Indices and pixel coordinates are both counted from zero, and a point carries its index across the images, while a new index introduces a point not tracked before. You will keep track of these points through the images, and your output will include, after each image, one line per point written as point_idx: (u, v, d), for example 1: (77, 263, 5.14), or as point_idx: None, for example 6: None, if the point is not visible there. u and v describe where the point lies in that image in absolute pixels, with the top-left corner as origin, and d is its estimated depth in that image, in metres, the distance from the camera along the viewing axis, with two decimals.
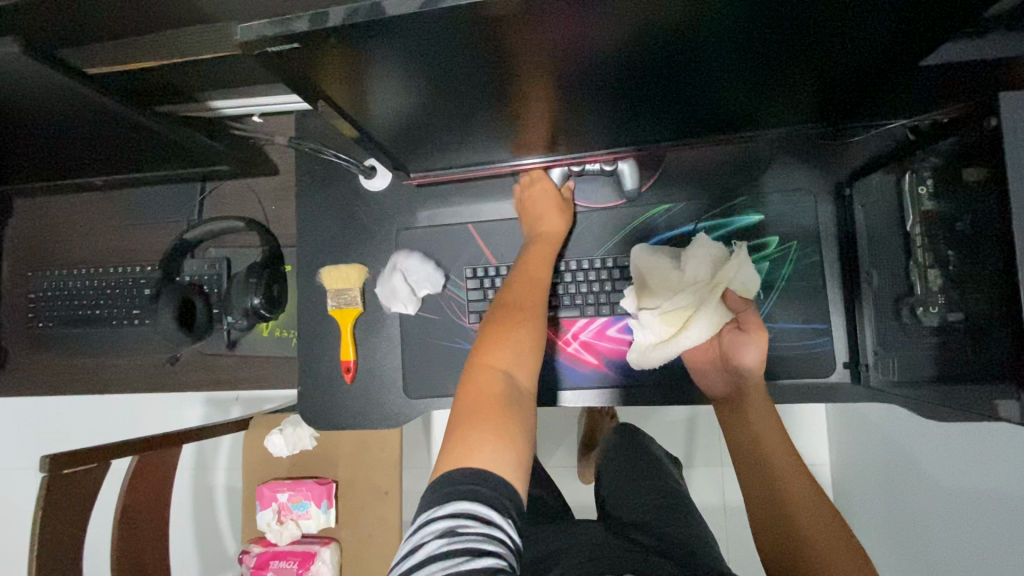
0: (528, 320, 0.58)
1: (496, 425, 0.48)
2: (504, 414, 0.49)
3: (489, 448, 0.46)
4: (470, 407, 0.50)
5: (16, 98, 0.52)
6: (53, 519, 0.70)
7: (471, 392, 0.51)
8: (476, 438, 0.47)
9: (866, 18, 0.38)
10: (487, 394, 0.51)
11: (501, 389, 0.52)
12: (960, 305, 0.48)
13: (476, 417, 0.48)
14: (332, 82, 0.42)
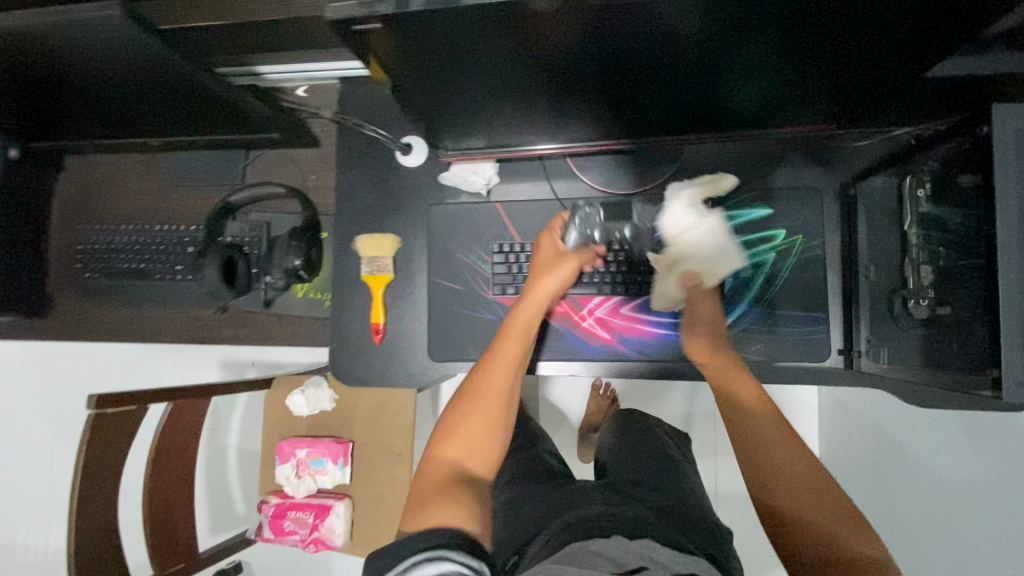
0: (489, 400, 0.64)
1: (445, 495, 0.55)
2: (452, 489, 0.56)
3: (439, 510, 0.53)
4: (424, 485, 0.58)
5: (104, 62, 0.57)
6: (95, 455, 0.75)
7: (425, 475, 0.60)
8: (428, 505, 0.54)
9: (877, 29, 0.43)
10: (438, 475, 0.58)
11: (453, 471, 0.59)
12: (950, 300, 0.53)
13: (426, 491, 0.56)
14: (397, 58, 0.47)
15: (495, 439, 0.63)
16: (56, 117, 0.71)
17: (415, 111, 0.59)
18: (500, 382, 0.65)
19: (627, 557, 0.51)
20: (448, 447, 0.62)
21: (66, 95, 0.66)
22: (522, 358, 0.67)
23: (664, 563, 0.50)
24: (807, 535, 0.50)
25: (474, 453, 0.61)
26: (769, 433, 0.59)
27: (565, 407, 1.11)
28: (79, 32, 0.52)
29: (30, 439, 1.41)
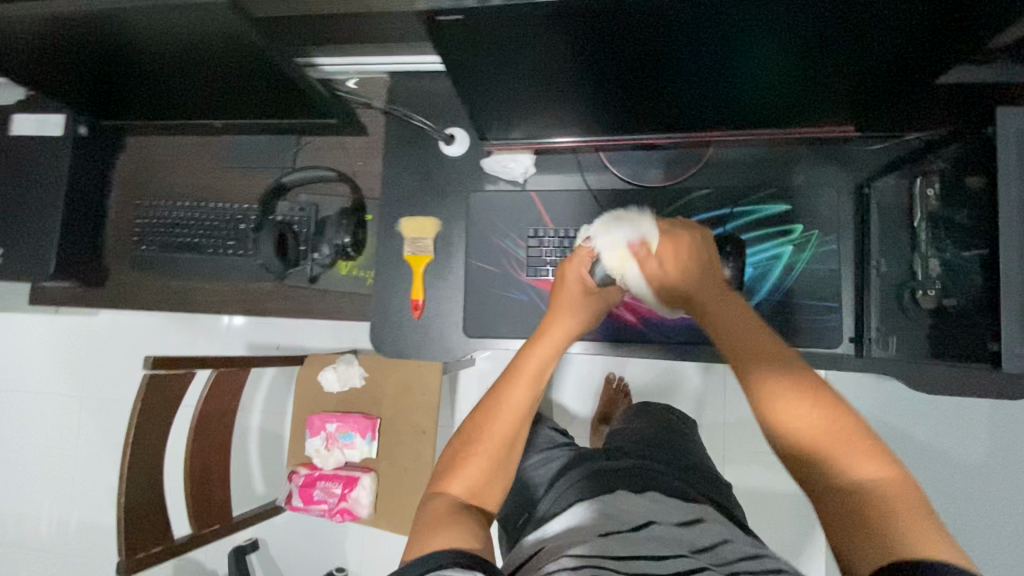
0: (497, 435, 0.56)
1: (448, 525, 0.49)
2: (454, 521, 0.50)
3: (443, 537, 0.47)
4: (424, 523, 0.50)
5: (190, 44, 0.62)
6: (147, 412, 0.80)
7: (423, 514, 0.52)
8: (429, 534, 0.48)
9: (894, 33, 0.48)
10: (438, 512, 0.51)
11: (454, 508, 0.52)
12: (956, 292, 0.58)
13: (427, 525, 0.50)
14: (470, 48, 0.53)
15: (501, 479, 0.56)
16: (142, 97, 0.77)
17: (472, 101, 0.65)
18: (511, 417, 0.57)
19: (638, 510, 0.56)
20: (450, 481, 0.55)
21: (142, 76, 0.71)
22: (538, 394, 0.59)
23: (667, 515, 0.56)
24: (851, 518, 0.44)
25: (479, 492, 0.55)
26: (773, 383, 0.51)
27: (582, 395, 1.15)
28: (171, 20, 0.58)
29: (61, 412, 1.46)
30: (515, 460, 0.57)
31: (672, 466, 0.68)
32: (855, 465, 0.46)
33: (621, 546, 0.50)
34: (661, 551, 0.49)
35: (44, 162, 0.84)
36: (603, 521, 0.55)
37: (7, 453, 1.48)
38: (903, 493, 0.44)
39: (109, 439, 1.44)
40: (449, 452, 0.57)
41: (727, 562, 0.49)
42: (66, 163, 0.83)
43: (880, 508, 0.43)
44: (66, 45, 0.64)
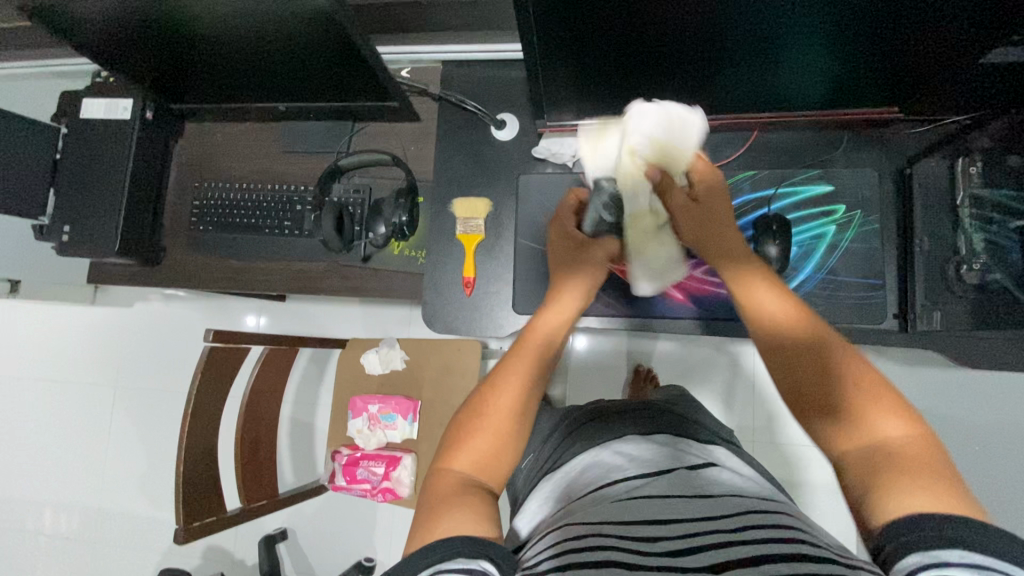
0: (505, 412, 0.55)
1: (458, 503, 0.48)
2: (463, 500, 0.48)
3: (453, 519, 0.46)
4: (430, 502, 0.49)
5: (276, 19, 0.66)
6: (206, 382, 0.83)
7: (428, 492, 0.50)
8: (437, 516, 0.47)
9: (948, 11, 0.51)
10: (446, 490, 0.50)
11: (460, 486, 0.50)
12: (1000, 267, 0.65)
13: (433, 505, 0.48)
14: (546, 19, 0.57)
15: (507, 457, 0.54)
16: (215, 79, 0.81)
17: (536, 83, 0.68)
18: (516, 393, 0.56)
19: (667, 465, 0.58)
20: (453, 458, 0.53)
21: (218, 57, 0.76)
22: (541, 371, 0.59)
23: (677, 461, 0.59)
24: (870, 471, 0.44)
25: (485, 469, 0.53)
26: (803, 347, 0.53)
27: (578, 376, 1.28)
28: None
29: (95, 400, 1.48)
30: (521, 439, 0.56)
31: (707, 430, 0.71)
32: (878, 421, 0.47)
33: (625, 507, 0.50)
34: (658, 498, 0.51)
35: (111, 142, 0.87)
36: (612, 474, 0.58)
37: (41, 442, 1.50)
38: (925, 451, 0.44)
39: (143, 427, 1.46)
40: (453, 427, 0.55)
41: (723, 512, 0.48)
42: (133, 146, 0.87)
43: (903, 463, 0.44)
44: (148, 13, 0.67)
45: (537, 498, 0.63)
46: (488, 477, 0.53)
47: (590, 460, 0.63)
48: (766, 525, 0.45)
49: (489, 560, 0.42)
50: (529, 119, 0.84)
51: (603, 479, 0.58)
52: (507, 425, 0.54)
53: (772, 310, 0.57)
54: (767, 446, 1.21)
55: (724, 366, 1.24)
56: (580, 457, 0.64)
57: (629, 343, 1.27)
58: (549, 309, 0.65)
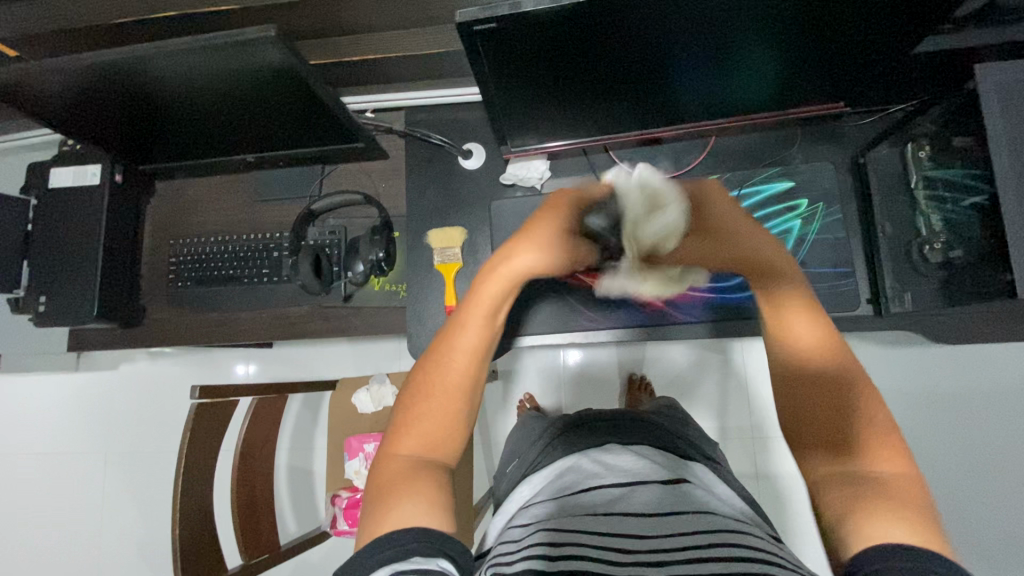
0: (449, 387, 0.54)
1: (409, 490, 0.47)
2: (416, 484, 0.48)
3: (406, 510, 0.46)
4: (378, 490, 0.49)
5: (237, 78, 0.68)
6: (196, 437, 0.82)
7: (376, 480, 0.50)
8: (388, 507, 0.46)
9: (872, 17, 0.55)
10: (396, 475, 0.49)
11: (410, 469, 0.50)
12: (959, 243, 0.66)
13: (383, 493, 0.48)
14: (497, 56, 0.59)
15: (457, 432, 0.54)
16: (183, 137, 0.83)
17: (495, 111, 0.71)
18: (461, 369, 0.55)
19: (649, 472, 0.60)
20: (401, 442, 0.52)
21: (183, 117, 0.77)
22: (489, 338, 0.57)
23: (658, 470, 0.61)
24: (859, 501, 0.44)
25: (435, 448, 0.52)
26: (831, 386, 0.50)
27: (573, 390, 1.27)
28: (221, 56, 0.64)
29: (86, 467, 1.44)
30: (471, 411, 0.55)
31: (693, 445, 0.72)
32: (869, 458, 0.47)
33: (603, 518, 0.51)
34: (635, 508, 0.53)
35: (84, 208, 0.87)
36: (590, 480, 0.59)
37: (33, 519, 1.45)
38: (910, 490, 0.44)
39: (137, 489, 1.43)
40: (398, 407, 0.54)
41: (695, 526, 0.49)
42: (104, 209, 0.87)
43: (894, 499, 0.43)
44: (107, 83, 0.68)
45: (515, 498, 0.64)
46: (438, 453, 0.53)
47: (571, 463, 0.64)
48: (735, 543, 0.45)
49: (448, 556, 0.44)
50: (494, 147, 0.87)
51: (580, 484, 0.59)
52: (452, 401, 0.54)
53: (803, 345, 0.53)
54: (763, 445, 1.22)
55: (713, 369, 1.25)
56: (562, 459, 0.66)
57: (618, 353, 1.28)
58: (497, 275, 0.58)
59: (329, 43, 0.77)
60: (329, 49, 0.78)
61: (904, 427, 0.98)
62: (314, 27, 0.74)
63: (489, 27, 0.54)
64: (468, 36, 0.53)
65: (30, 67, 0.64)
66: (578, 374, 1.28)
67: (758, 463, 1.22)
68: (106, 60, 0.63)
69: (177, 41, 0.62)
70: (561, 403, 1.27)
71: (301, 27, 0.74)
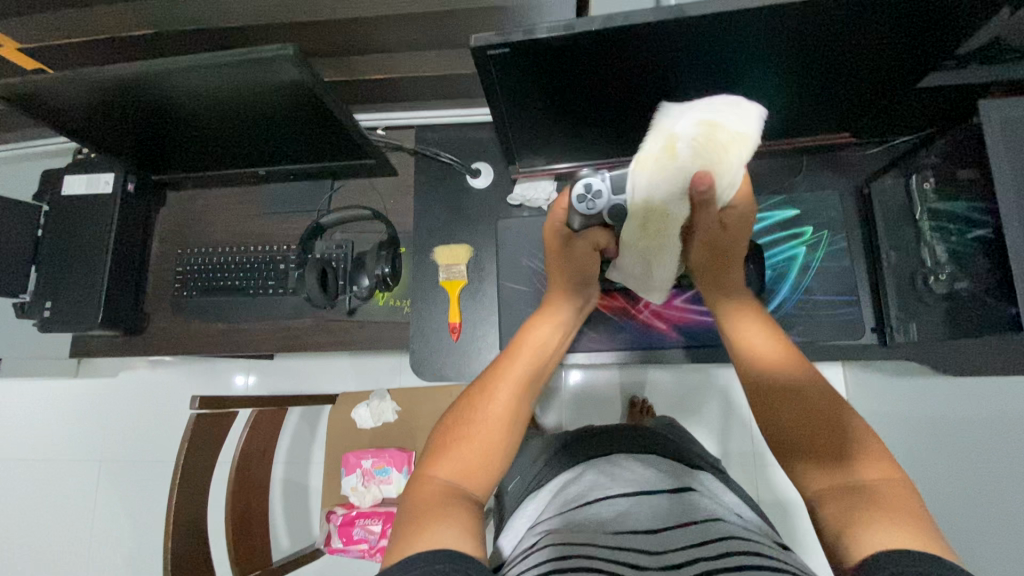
0: (495, 420, 0.54)
1: (444, 515, 0.46)
2: (453, 511, 0.47)
3: (438, 533, 0.44)
4: (413, 511, 0.47)
5: (253, 93, 0.69)
6: (193, 447, 0.81)
7: (410, 500, 0.49)
8: (421, 529, 0.44)
9: (877, 51, 0.56)
10: (431, 498, 0.48)
11: (444, 494, 0.49)
12: (965, 275, 0.67)
13: (417, 516, 0.46)
14: (509, 78, 0.60)
15: (495, 468, 0.53)
16: (197, 148, 0.84)
17: (505, 131, 0.72)
18: (505, 403, 0.56)
19: (657, 484, 0.59)
20: (438, 465, 0.52)
21: (198, 129, 0.79)
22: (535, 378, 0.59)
23: (666, 481, 0.60)
24: (853, 512, 0.44)
25: (472, 479, 0.51)
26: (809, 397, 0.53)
27: (575, 404, 1.26)
28: (239, 70, 0.65)
29: (79, 476, 1.43)
30: (510, 450, 0.55)
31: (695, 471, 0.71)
32: (860, 465, 0.47)
33: (610, 533, 0.50)
34: (644, 524, 0.52)
35: (94, 215, 0.88)
36: (594, 492, 0.58)
37: (22, 528, 1.43)
38: (904, 497, 0.45)
39: (129, 500, 1.41)
40: (442, 431, 0.54)
41: (707, 539, 0.48)
42: (114, 216, 0.88)
43: (886, 507, 0.43)
44: (126, 95, 0.69)
45: (522, 514, 0.63)
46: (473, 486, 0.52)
47: (577, 476, 0.64)
48: (746, 553, 0.45)
49: None
50: (502, 167, 0.88)
51: (586, 496, 0.58)
52: (496, 435, 0.54)
53: (768, 359, 0.58)
54: (762, 471, 1.21)
55: (714, 393, 1.24)
56: (568, 473, 0.65)
57: (620, 375, 1.27)
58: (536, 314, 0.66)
59: (345, 62, 0.80)
60: (345, 68, 0.80)
61: (908, 458, 0.97)
62: (330, 45, 0.76)
63: (502, 53, 0.55)
64: (481, 60, 0.54)
65: (52, 77, 0.65)
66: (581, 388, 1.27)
67: (755, 490, 1.20)
68: (127, 72, 0.65)
69: (199, 57, 0.63)
70: (563, 415, 1.26)
71: (318, 45, 0.77)
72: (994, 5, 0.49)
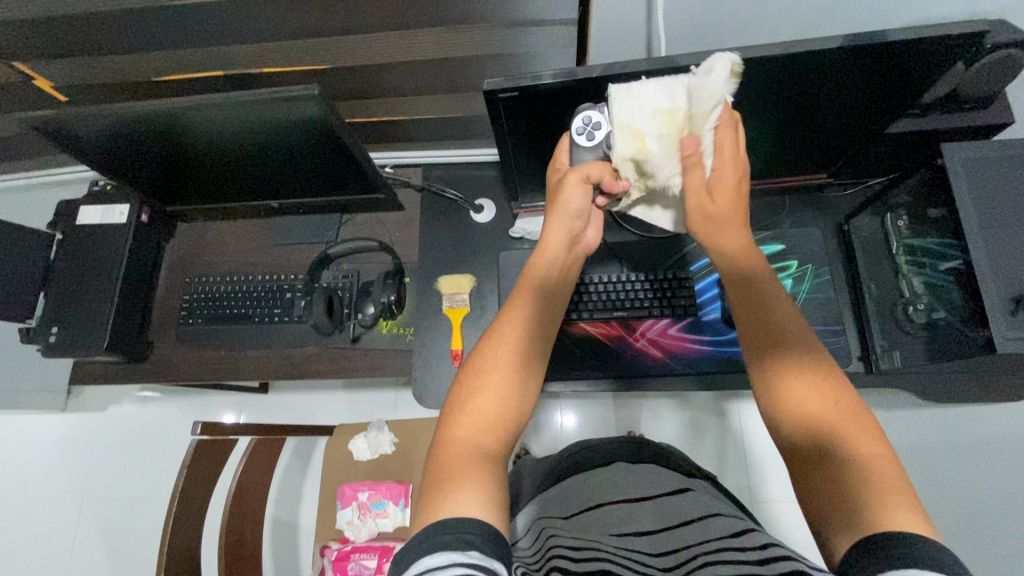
0: (504, 368, 0.53)
1: (467, 478, 0.47)
2: (476, 474, 0.47)
3: (458, 500, 0.45)
4: (437, 471, 0.48)
5: (274, 129, 0.74)
6: (192, 474, 0.81)
7: (433, 463, 0.49)
8: (443, 495, 0.46)
9: (848, 96, 0.61)
10: (454, 460, 0.49)
11: (468, 455, 0.49)
12: (942, 305, 0.71)
13: (441, 479, 0.47)
14: (516, 118, 0.65)
15: (511, 416, 0.53)
16: (214, 181, 0.88)
17: (509, 168, 0.76)
18: (508, 352, 0.54)
19: (657, 488, 0.63)
20: (458, 423, 0.51)
21: (216, 162, 0.83)
22: (535, 322, 0.57)
23: (662, 485, 0.64)
24: (824, 502, 0.46)
25: (490, 433, 0.51)
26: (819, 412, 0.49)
27: (572, 437, 1.27)
28: (262, 107, 0.70)
29: (59, 516, 1.38)
30: (525, 396, 0.54)
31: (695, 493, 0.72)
32: (852, 447, 0.46)
33: (612, 535, 0.54)
34: (646, 526, 0.56)
35: (108, 244, 0.91)
36: (597, 498, 0.62)
37: None
38: (892, 474, 0.45)
39: (109, 541, 1.35)
40: (455, 389, 0.54)
41: (709, 535, 0.51)
42: (127, 245, 0.91)
43: (867, 488, 0.44)
44: (150, 127, 0.73)
45: (522, 518, 0.66)
46: (493, 437, 0.51)
47: (578, 481, 0.68)
48: (740, 547, 0.47)
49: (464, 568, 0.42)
50: (504, 203, 0.93)
51: (588, 502, 0.62)
52: (506, 388, 0.53)
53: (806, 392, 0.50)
54: (760, 508, 1.21)
55: (708, 429, 1.26)
56: (568, 480, 0.69)
57: (617, 409, 1.28)
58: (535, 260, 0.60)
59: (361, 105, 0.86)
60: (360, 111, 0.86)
61: None
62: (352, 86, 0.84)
63: (511, 96, 0.60)
64: (492, 100, 0.59)
65: (75, 111, 0.69)
66: (580, 422, 1.28)
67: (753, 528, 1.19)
68: (154, 107, 0.69)
69: (227, 94, 0.68)
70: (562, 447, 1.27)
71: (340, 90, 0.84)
72: (949, 58, 0.55)
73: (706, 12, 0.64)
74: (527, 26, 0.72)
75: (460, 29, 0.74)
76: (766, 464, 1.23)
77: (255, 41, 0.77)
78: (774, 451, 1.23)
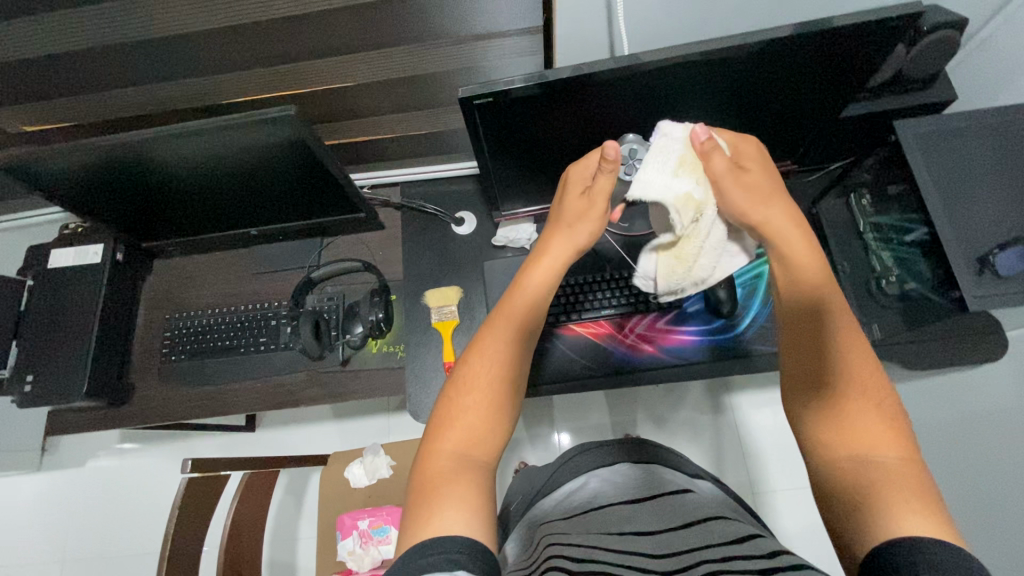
0: (489, 381, 0.53)
1: (453, 495, 0.46)
2: (461, 491, 0.47)
3: (445, 518, 0.44)
4: (422, 489, 0.48)
5: (251, 154, 0.74)
6: (183, 517, 0.77)
7: (418, 479, 0.49)
8: (430, 512, 0.45)
9: (805, 81, 0.64)
10: (439, 476, 0.48)
11: (455, 469, 0.49)
12: (912, 276, 0.76)
13: (427, 496, 0.47)
14: (491, 124, 0.66)
15: (497, 429, 0.52)
16: (191, 213, 0.88)
17: (487, 177, 0.78)
18: (493, 365, 0.54)
19: (657, 488, 0.63)
20: (444, 437, 0.51)
21: (192, 193, 0.82)
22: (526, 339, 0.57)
23: (660, 486, 0.64)
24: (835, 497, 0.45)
25: (476, 446, 0.51)
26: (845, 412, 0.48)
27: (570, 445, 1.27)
28: (237, 133, 0.70)
29: None
30: (510, 407, 0.54)
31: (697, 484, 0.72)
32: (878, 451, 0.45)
33: (615, 536, 0.53)
34: (647, 526, 0.55)
35: (82, 286, 0.88)
36: (601, 499, 0.63)
37: None
38: (912, 479, 0.43)
39: None
40: (439, 402, 0.53)
41: (711, 539, 0.50)
42: (102, 285, 0.89)
43: (883, 489, 0.42)
44: (123, 161, 0.73)
45: (520, 536, 0.65)
46: (480, 448, 0.51)
47: (580, 485, 0.69)
48: (746, 555, 0.46)
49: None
50: (484, 214, 0.94)
51: (590, 505, 0.62)
52: (492, 400, 0.52)
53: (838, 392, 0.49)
54: (761, 499, 1.21)
55: (703, 425, 1.27)
56: (572, 484, 0.70)
57: (612, 413, 1.28)
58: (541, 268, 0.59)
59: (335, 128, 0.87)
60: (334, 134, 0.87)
61: None
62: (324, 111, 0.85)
63: (486, 102, 0.62)
64: (468, 107, 0.60)
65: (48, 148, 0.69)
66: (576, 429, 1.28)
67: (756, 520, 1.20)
68: (127, 140, 0.69)
69: (201, 122, 0.69)
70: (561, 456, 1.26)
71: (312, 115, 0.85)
72: (893, 40, 0.59)
73: (662, 13, 0.67)
74: (492, 38, 0.75)
75: (429, 46, 0.76)
76: (762, 454, 1.24)
77: (224, 72, 0.78)
78: (769, 440, 1.25)
